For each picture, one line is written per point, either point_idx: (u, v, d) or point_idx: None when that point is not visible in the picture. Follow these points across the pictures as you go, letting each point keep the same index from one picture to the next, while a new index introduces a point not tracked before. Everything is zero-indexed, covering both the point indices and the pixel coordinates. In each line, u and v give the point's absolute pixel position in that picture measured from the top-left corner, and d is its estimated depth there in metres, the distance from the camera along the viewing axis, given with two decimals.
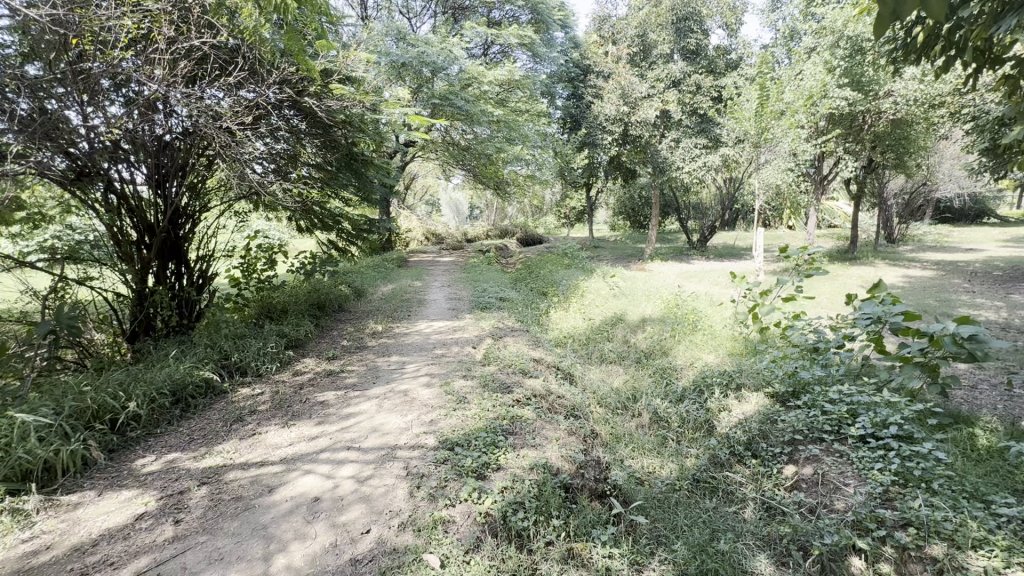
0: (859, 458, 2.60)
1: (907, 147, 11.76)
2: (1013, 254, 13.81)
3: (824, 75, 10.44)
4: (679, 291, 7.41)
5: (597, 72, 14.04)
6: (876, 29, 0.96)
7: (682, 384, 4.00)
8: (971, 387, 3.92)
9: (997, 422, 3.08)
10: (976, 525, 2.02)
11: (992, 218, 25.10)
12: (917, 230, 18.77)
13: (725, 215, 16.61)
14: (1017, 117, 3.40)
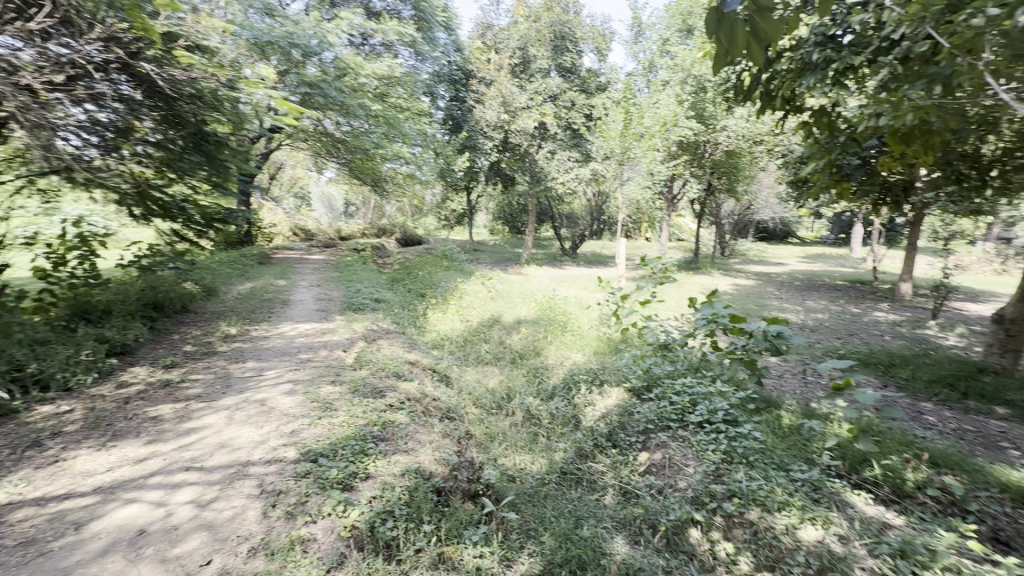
0: (698, 441, 2.97)
1: (736, 175, 14.06)
2: (809, 268, 17.07)
3: (675, 106, 11.92)
4: (551, 294, 7.83)
5: (479, 78, 14.26)
6: (712, 69, 1.10)
7: (553, 382, 4.22)
8: (779, 376, 4.73)
9: (796, 404, 3.77)
10: (781, 491, 2.43)
11: (795, 238, 30.83)
12: (743, 246, 22.25)
13: (593, 225, 18.01)
14: (812, 156, 4.21)
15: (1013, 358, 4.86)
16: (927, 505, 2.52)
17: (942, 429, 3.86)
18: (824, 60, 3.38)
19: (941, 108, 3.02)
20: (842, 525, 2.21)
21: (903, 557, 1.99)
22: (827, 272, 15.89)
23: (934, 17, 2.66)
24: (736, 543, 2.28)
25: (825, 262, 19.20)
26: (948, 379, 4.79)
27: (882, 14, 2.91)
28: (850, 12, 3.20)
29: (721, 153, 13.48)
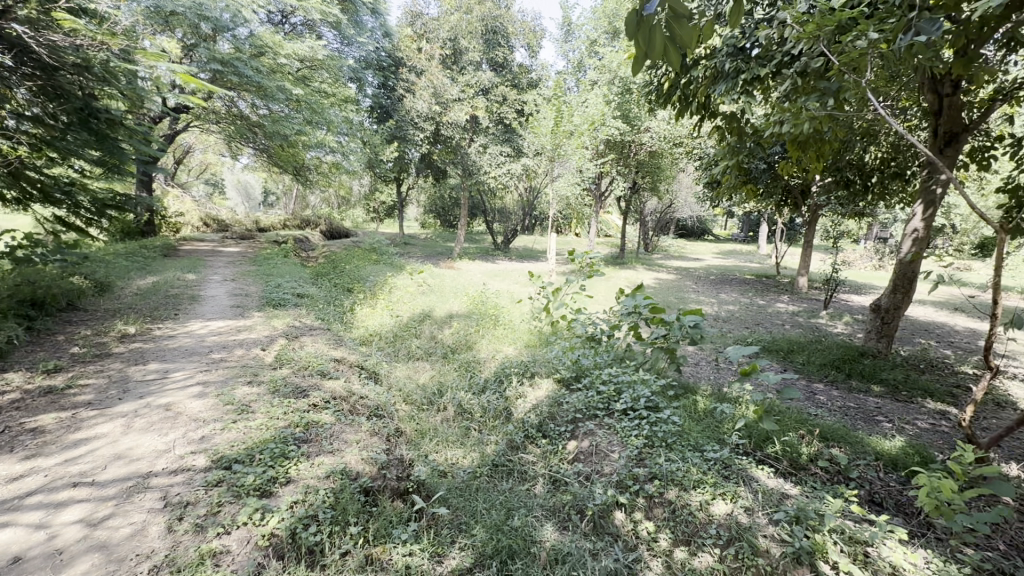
0: (622, 428, 3.12)
1: (659, 174, 14.87)
2: (722, 264, 18.42)
3: (603, 107, 12.32)
4: (484, 288, 7.83)
5: (408, 66, 13.87)
6: (634, 66, 1.11)
7: (484, 376, 4.23)
8: (695, 364, 5.07)
9: (710, 389, 4.06)
10: (696, 470, 2.62)
11: (710, 235, 33.14)
12: (664, 243, 23.55)
13: (525, 220, 18.24)
14: (724, 159, 4.53)
15: (887, 343, 5.56)
16: (818, 475, 2.82)
17: (830, 407, 4.34)
18: (736, 70, 3.63)
19: (831, 120, 3.37)
20: (748, 498, 2.41)
21: (799, 523, 2.21)
22: (737, 267, 17.24)
23: (827, 37, 2.95)
24: (656, 522, 2.41)
25: (736, 258, 20.81)
26: (836, 362, 5.39)
27: (784, 31, 3.18)
28: (757, 27, 3.47)
29: (645, 154, 14.15)
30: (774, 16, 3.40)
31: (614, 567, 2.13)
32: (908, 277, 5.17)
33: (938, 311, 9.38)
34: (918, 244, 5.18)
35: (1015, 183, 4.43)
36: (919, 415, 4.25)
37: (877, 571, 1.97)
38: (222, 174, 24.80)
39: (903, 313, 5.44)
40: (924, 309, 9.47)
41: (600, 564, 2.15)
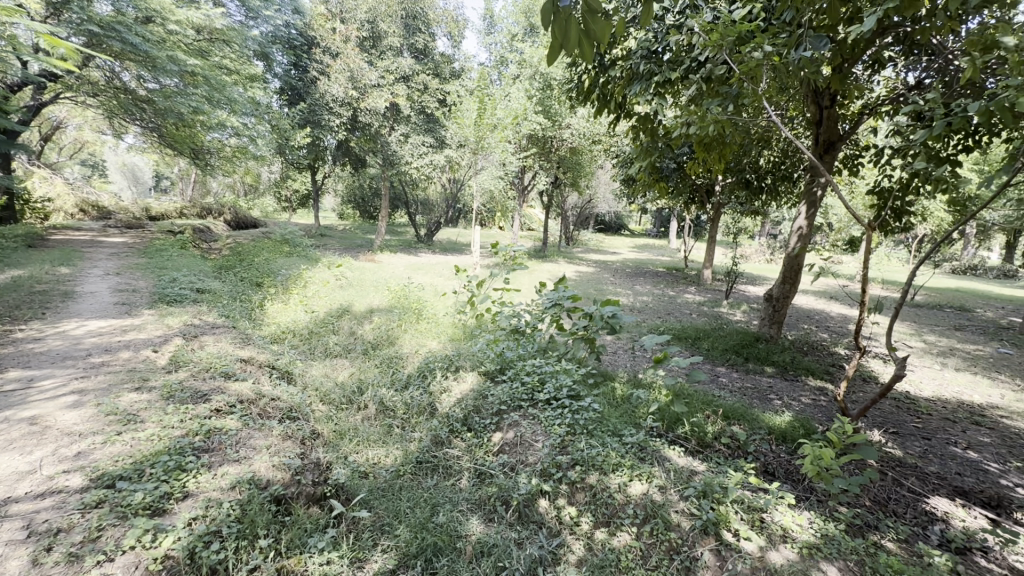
0: (546, 417, 3.19)
1: (579, 171, 15.34)
2: (637, 257, 19.44)
3: (525, 102, 12.47)
4: (406, 281, 7.63)
5: (322, 46, 13.07)
6: (549, 58, 1.14)
7: (407, 371, 4.12)
8: (614, 353, 5.31)
9: (627, 376, 4.27)
10: (615, 455, 2.75)
11: (626, 230, 34.88)
12: (584, 237, 24.41)
13: (448, 212, 18.03)
14: (639, 157, 4.76)
15: (777, 328, 6.18)
16: (721, 451, 3.07)
17: (731, 388, 4.75)
18: (649, 72, 3.82)
19: (731, 124, 3.65)
20: (662, 477, 2.57)
21: (706, 497, 2.39)
22: (650, 261, 18.32)
23: (729, 46, 3.19)
24: (578, 506, 2.48)
25: (649, 252, 22.10)
26: (736, 347, 5.91)
27: (692, 38, 3.38)
28: (668, 32, 3.65)
29: (566, 150, 14.54)
30: (683, 24, 3.60)
31: (539, 554, 2.17)
32: (794, 269, 5.78)
33: (817, 299, 10.62)
34: (802, 240, 5.81)
35: (878, 188, 5.10)
36: (803, 392, 4.78)
37: (771, 533, 2.18)
38: (102, 154, 21.97)
39: (790, 302, 6.06)
40: (807, 298, 10.68)
41: (525, 553, 2.19)
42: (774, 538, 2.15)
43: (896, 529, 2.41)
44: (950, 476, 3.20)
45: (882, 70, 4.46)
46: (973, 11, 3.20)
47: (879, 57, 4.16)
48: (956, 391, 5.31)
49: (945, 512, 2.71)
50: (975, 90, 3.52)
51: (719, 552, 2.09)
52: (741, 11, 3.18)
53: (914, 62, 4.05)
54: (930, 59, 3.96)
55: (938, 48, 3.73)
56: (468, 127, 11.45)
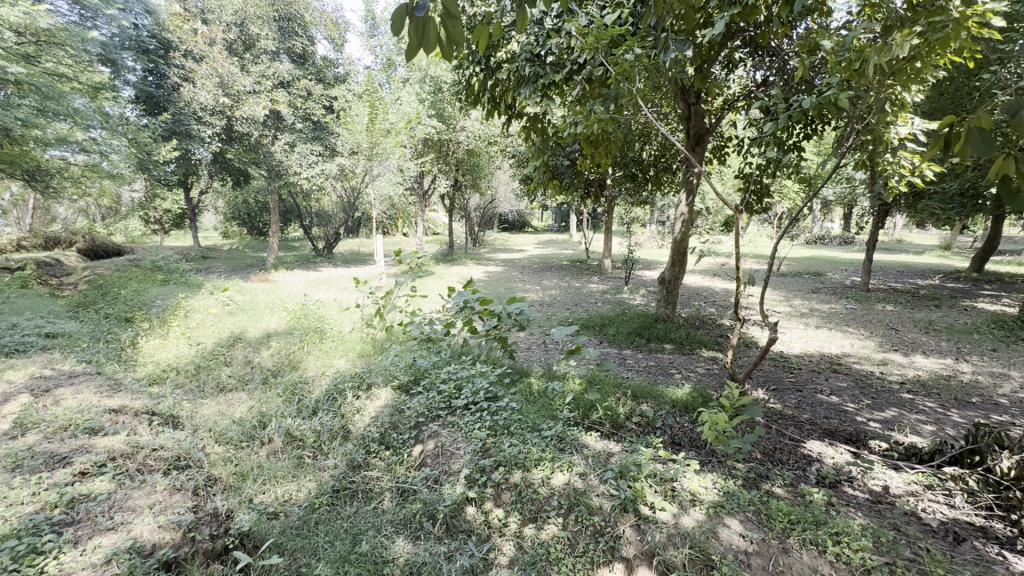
0: (465, 423, 3.16)
1: (479, 173, 15.52)
2: (543, 253, 20.03)
3: (417, 105, 12.27)
4: (306, 300, 7.15)
5: (181, 50, 11.83)
6: (409, 57, 1.14)
7: (315, 397, 3.83)
8: (528, 349, 5.42)
9: (542, 371, 4.37)
10: (536, 450, 2.79)
11: (529, 227, 35.85)
12: (490, 237, 24.71)
13: (347, 222, 17.23)
14: (534, 155, 4.87)
15: (672, 308, 6.70)
16: (633, 430, 3.28)
17: (637, 368, 5.08)
18: (535, 74, 3.93)
19: (614, 122, 3.89)
20: (581, 465, 2.66)
21: (623, 476, 2.52)
22: (554, 256, 19.04)
23: (604, 49, 3.41)
24: (505, 507, 2.48)
25: (553, 247, 22.94)
26: (638, 330, 6.32)
27: (570, 41, 3.54)
28: (548, 35, 3.77)
29: (463, 152, 14.76)
30: (561, 27, 3.73)
31: (470, 563, 2.15)
32: (680, 253, 6.31)
33: (703, 278, 11.72)
34: (684, 226, 6.39)
35: (741, 173, 5.74)
36: (698, 363, 5.24)
37: (682, 499, 2.35)
38: None
39: (680, 282, 6.62)
40: (693, 277, 11.75)
41: (455, 565, 2.15)
42: (685, 503, 2.32)
43: (782, 475, 2.73)
44: (819, 421, 3.69)
45: (735, 70, 5.04)
46: (800, 17, 3.73)
47: (731, 58, 4.70)
48: (818, 346, 6.14)
49: (818, 453, 3.12)
50: (808, 85, 4.08)
51: (639, 527, 2.21)
52: (611, 16, 3.39)
53: (759, 61, 4.63)
54: (771, 59, 4.55)
55: (777, 50, 4.31)
56: (360, 135, 11.01)
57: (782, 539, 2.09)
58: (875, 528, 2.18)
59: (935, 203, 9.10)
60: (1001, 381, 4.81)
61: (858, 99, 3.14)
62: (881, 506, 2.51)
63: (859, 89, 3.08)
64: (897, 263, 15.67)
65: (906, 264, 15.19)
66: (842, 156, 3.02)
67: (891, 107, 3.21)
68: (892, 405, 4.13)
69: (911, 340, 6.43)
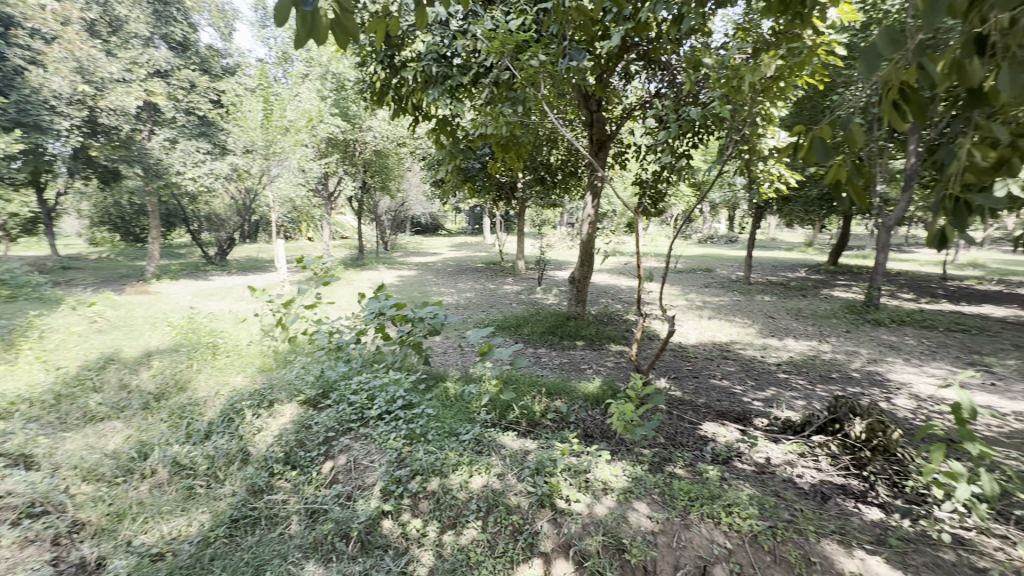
0: (379, 434, 3.02)
1: (388, 174, 15.06)
2: (458, 256, 19.96)
3: (319, 103, 11.41)
4: (195, 313, 6.47)
5: (25, 27, 10.06)
6: (299, 44, 1.06)
7: (207, 419, 3.44)
8: (444, 353, 5.37)
9: (458, 375, 4.35)
10: (453, 455, 2.75)
11: (443, 230, 35.63)
12: (402, 241, 24.19)
13: (243, 227, 15.90)
14: (443, 158, 4.82)
15: (582, 306, 6.99)
16: (549, 427, 3.37)
17: (551, 366, 5.24)
18: (442, 75, 3.88)
19: (522, 126, 3.98)
20: (499, 465, 2.67)
21: (539, 472, 2.57)
22: (468, 258, 19.08)
23: (509, 53, 3.46)
24: (423, 516, 2.42)
25: (466, 249, 22.99)
26: (551, 328, 6.52)
27: (476, 44, 3.55)
28: (454, 37, 3.74)
29: (370, 153, 14.26)
30: (467, 30, 3.72)
31: None
32: (588, 253, 6.60)
33: (610, 276, 12.39)
34: (591, 228, 6.70)
35: (639, 178, 6.16)
36: (607, 358, 5.53)
37: (595, 489, 2.45)
38: None
39: (589, 281, 6.93)
40: (601, 276, 12.38)
41: None
42: (598, 493, 2.43)
43: (683, 457, 2.96)
44: (713, 404, 4.05)
45: (631, 81, 5.39)
46: (685, 36, 4.08)
47: (627, 70, 5.02)
48: (710, 335, 6.76)
49: (713, 433, 3.42)
50: (694, 98, 4.47)
51: (556, 520, 2.27)
52: (516, 22, 3.46)
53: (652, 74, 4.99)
54: (662, 73, 4.92)
55: (666, 64, 4.67)
56: (253, 132, 10.38)
57: (685, 516, 2.26)
58: (761, 497, 2.43)
59: (799, 205, 10.42)
60: (853, 358, 5.63)
61: (736, 112, 3.49)
62: (765, 476, 2.82)
63: (736, 104, 3.43)
64: (771, 259, 17.75)
65: (778, 259, 17.31)
66: (724, 163, 3.35)
67: (762, 120, 3.62)
68: (771, 385, 4.65)
69: (785, 326, 7.31)
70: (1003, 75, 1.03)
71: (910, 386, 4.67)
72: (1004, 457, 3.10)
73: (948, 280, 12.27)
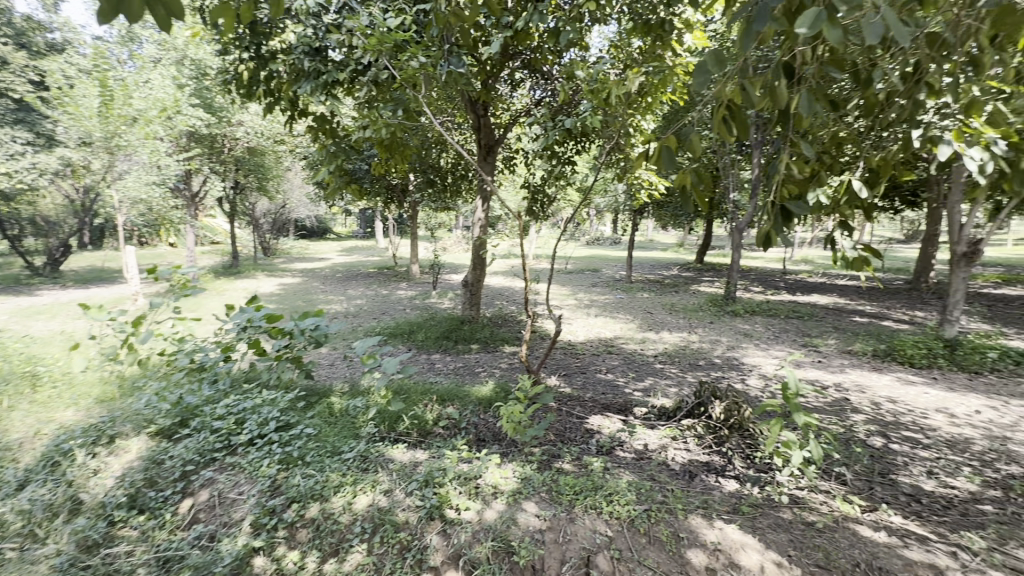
0: (249, 462, 2.72)
1: (263, 172, 14.03)
2: (348, 261, 18.99)
3: (175, 91, 9.96)
4: (9, 337, 5.34)
5: None
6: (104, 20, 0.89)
7: (22, 467, 2.83)
8: (330, 365, 5.04)
9: (345, 388, 4.11)
10: (335, 476, 2.56)
11: (331, 234, 33.65)
12: (285, 246, 22.40)
13: (82, 231, 13.54)
14: (322, 157, 4.51)
15: (476, 309, 7.01)
16: (440, 435, 3.30)
17: (445, 371, 5.17)
18: (315, 70, 3.62)
19: (405, 127, 3.86)
20: (386, 481, 2.55)
21: (428, 484, 2.50)
22: (360, 262, 18.23)
23: (388, 52, 3.34)
24: (301, 547, 2.22)
25: (357, 254, 21.95)
26: (445, 333, 6.44)
27: (352, 41, 3.39)
28: (327, 30, 3.51)
29: (241, 149, 13.12)
30: (341, 24, 3.52)
31: None
32: (480, 256, 6.63)
33: (504, 278, 12.62)
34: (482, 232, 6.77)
35: (527, 182, 6.34)
36: (500, 359, 5.60)
37: (485, 494, 2.45)
38: None
39: (482, 285, 6.98)
40: (495, 278, 12.57)
41: None
42: (488, 497, 2.43)
43: (570, 451, 3.08)
44: (598, 397, 4.29)
45: (516, 88, 5.52)
46: (564, 48, 4.27)
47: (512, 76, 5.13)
48: (597, 332, 7.18)
49: (598, 425, 3.62)
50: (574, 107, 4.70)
51: (445, 531, 2.22)
52: (393, 20, 3.35)
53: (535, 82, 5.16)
54: (545, 81, 5.11)
55: (547, 74, 4.86)
56: (89, 121, 9.00)
57: (570, 510, 2.34)
58: (638, 482, 2.61)
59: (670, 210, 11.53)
60: (715, 346, 6.34)
61: (608, 123, 3.75)
62: (642, 461, 3.04)
63: (609, 115, 3.66)
64: (649, 258, 19.41)
65: (655, 259, 18.99)
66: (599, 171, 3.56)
67: (633, 132, 3.91)
68: (649, 376, 5.06)
69: (660, 320, 8.01)
70: (802, 100, 1.22)
71: (759, 367, 5.37)
72: (826, 422, 3.69)
73: (787, 275, 14.40)
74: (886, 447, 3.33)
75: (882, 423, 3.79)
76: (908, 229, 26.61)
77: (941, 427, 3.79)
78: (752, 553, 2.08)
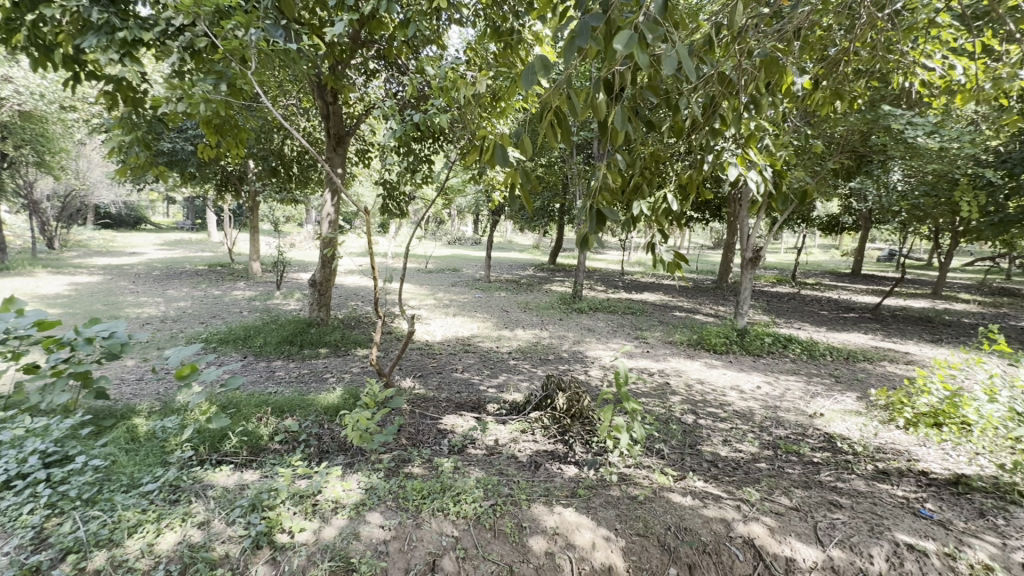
0: (3, 510, 2.10)
1: (42, 142, 11.36)
2: (168, 256, 16.24)
3: None
4: None
5: None
6: None
7: None
8: (135, 381, 4.22)
9: (153, 408, 3.47)
10: (131, 515, 2.13)
11: (147, 224, 28.50)
12: (79, 235, 18.32)
13: None
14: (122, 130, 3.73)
15: (325, 311, 6.49)
16: (276, 451, 2.98)
17: (286, 379, 4.69)
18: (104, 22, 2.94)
19: (230, 105, 3.35)
20: (200, 512, 2.19)
21: (255, 509, 2.22)
22: (186, 258, 15.76)
23: (206, 16, 2.88)
24: None
25: (181, 249, 18.82)
26: (289, 337, 5.86)
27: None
28: None
29: (9, 113, 10.33)
30: None
31: None
32: (329, 255, 6.15)
33: (359, 277, 12.01)
34: (332, 227, 6.30)
35: (381, 178, 6.08)
36: (352, 363, 5.28)
37: (324, 512, 2.26)
38: None
39: (332, 284, 6.48)
40: (349, 278, 11.84)
41: None
42: (327, 515, 2.25)
43: (421, 455, 3.01)
44: (453, 397, 4.29)
45: (370, 78, 5.26)
46: (420, 43, 4.20)
47: (366, 65, 4.88)
48: (454, 331, 7.20)
49: (452, 424, 3.61)
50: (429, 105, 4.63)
51: (274, 559, 1.99)
52: None
53: (392, 76, 4.99)
54: (400, 75, 4.96)
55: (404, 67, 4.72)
56: None
57: (417, 516, 2.28)
58: (486, 479, 2.65)
59: None
60: (563, 341, 6.82)
61: (459, 124, 3.77)
62: (492, 457, 3.10)
63: (460, 115, 3.64)
64: (506, 258, 20.24)
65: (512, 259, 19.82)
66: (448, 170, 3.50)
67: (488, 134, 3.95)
68: (503, 372, 5.22)
69: (515, 318, 8.36)
70: (618, 114, 1.32)
71: (599, 359, 5.91)
72: (651, 406, 4.19)
73: (623, 275, 16.18)
74: (695, 423, 3.91)
75: (694, 403, 4.46)
76: (715, 238, 31.80)
77: (734, 402, 4.58)
78: (586, 532, 2.25)
